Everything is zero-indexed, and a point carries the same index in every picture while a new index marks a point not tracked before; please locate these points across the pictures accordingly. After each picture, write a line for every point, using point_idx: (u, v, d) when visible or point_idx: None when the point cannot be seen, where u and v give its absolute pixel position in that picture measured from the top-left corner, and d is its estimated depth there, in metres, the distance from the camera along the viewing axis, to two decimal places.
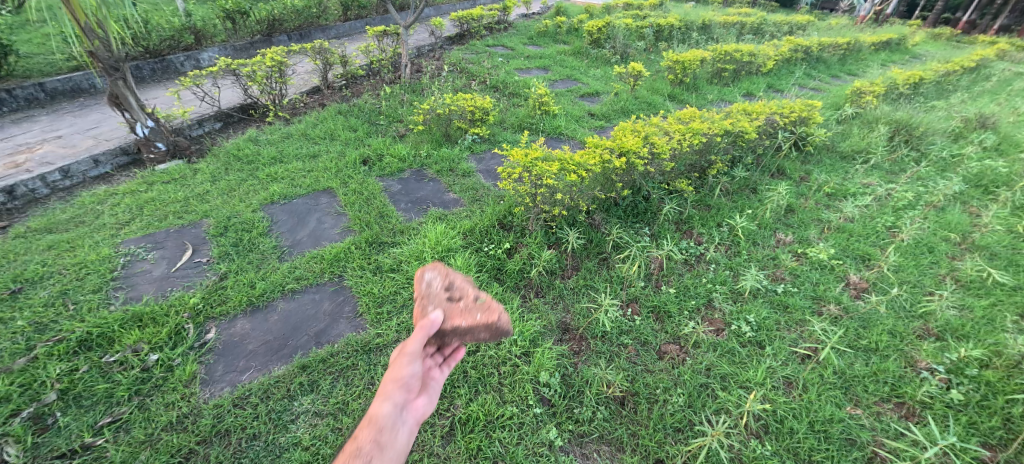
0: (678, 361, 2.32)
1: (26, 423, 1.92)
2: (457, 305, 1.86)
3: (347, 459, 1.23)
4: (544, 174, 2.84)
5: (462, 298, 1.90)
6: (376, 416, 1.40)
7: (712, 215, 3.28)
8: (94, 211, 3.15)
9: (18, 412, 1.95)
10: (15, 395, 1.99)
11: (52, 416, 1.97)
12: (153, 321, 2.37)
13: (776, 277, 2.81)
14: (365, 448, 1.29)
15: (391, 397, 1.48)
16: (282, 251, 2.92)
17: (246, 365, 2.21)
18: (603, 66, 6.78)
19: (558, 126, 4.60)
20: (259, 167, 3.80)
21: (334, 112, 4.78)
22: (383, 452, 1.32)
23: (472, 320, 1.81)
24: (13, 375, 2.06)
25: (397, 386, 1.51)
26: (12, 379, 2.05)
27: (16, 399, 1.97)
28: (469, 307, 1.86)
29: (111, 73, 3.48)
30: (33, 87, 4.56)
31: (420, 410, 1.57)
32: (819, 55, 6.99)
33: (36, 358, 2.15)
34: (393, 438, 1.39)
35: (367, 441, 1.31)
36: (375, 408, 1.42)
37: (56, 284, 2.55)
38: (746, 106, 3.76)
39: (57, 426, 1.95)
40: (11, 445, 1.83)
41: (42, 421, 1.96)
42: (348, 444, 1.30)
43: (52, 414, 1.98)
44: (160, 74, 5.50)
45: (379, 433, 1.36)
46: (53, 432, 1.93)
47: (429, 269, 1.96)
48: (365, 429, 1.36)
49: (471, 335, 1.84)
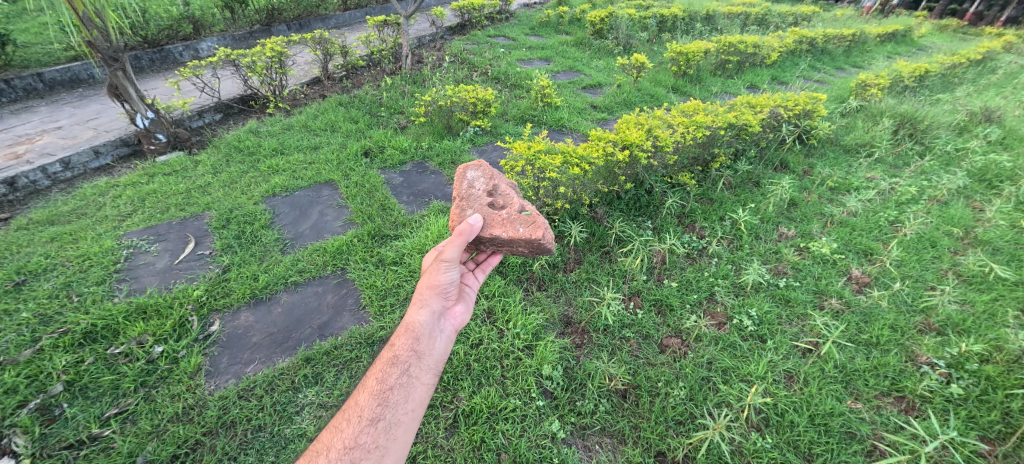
0: (680, 355, 2.33)
1: (33, 414, 1.93)
2: (500, 215, 2.13)
3: (387, 365, 1.58)
4: (547, 167, 2.83)
5: (504, 210, 2.14)
6: (414, 325, 1.71)
7: (715, 209, 3.28)
8: (96, 203, 3.15)
9: (26, 403, 1.97)
10: (21, 387, 2.00)
11: (58, 407, 1.99)
12: (157, 313, 2.38)
13: (778, 271, 2.82)
14: (402, 354, 1.62)
15: (430, 305, 1.79)
16: (285, 243, 2.93)
17: (251, 356, 2.23)
18: (605, 57, 6.73)
19: (560, 118, 4.58)
20: (261, 159, 3.78)
21: (334, 103, 4.75)
22: (420, 359, 1.64)
23: (513, 234, 2.05)
24: (20, 367, 2.08)
25: (434, 295, 1.82)
26: (18, 371, 2.07)
27: (23, 391, 1.99)
28: (511, 219, 2.11)
29: (110, 64, 3.45)
30: (31, 77, 4.53)
31: (457, 316, 1.90)
32: (824, 46, 6.92)
33: (41, 350, 2.16)
34: (429, 344, 1.71)
35: (405, 349, 1.63)
36: (414, 317, 1.73)
37: (60, 276, 2.55)
38: (750, 99, 3.74)
39: (63, 417, 1.96)
40: (18, 436, 1.85)
41: (48, 412, 1.97)
42: (387, 350, 1.63)
43: (58, 405, 1.99)
44: (159, 65, 5.46)
45: (416, 339, 1.68)
46: (60, 423, 1.94)
47: (472, 175, 2.23)
48: (405, 336, 1.68)
49: (509, 245, 2.12)
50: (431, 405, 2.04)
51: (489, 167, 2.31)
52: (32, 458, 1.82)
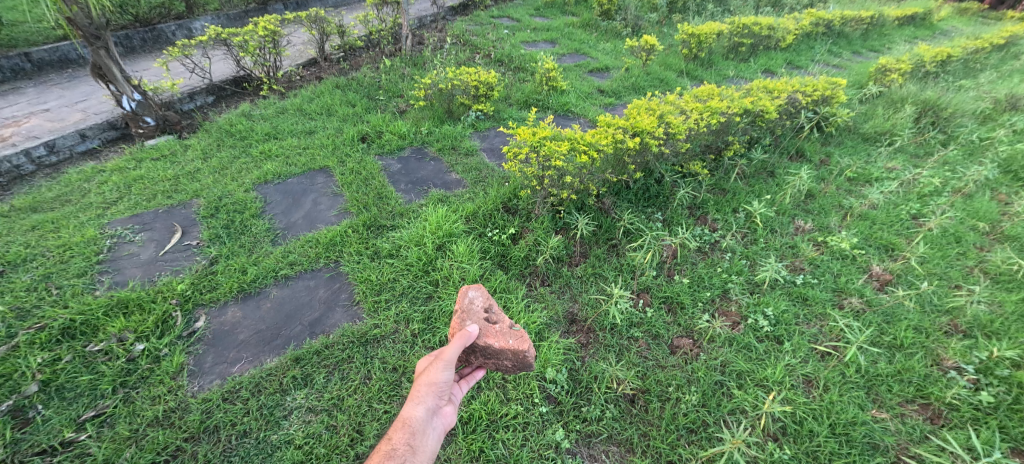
0: (691, 356, 2.20)
1: (5, 417, 1.76)
2: (494, 327, 1.91)
3: (383, 457, 1.41)
4: (552, 154, 2.67)
5: (499, 322, 1.94)
6: (411, 419, 1.56)
7: (728, 200, 3.13)
8: (81, 189, 2.97)
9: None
10: None
11: (33, 409, 1.82)
12: (139, 308, 2.19)
13: (795, 267, 2.67)
14: (399, 448, 1.46)
15: (425, 401, 1.62)
16: (276, 233, 2.76)
17: (237, 355, 2.06)
18: (613, 39, 6.48)
19: (566, 102, 4.38)
20: (253, 144, 3.62)
21: (331, 86, 4.55)
22: (415, 455, 1.47)
23: (504, 344, 1.82)
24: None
25: (430, 392, 1.65)
26: None
27: None
28: (505, 331, 1.90)
29: (91, 42, 3.24)
30: (18, 57, 4.32)
31: (447, 417, 1.71)
32: (841, 29, 6.65)
33: (16, 347, 1.98)
34: (424, 442, 1.54)
35: (401, 443, 1.48)
36: (411, 411, 1.57)
37: (39, 267, 2.35)
38: (767, 84, 3.55)
39: (39, 419, 1.79)
40: None
41: (22, 414, 1.80)
42: (384, 443, 1.47)
43: (33, 407, 1.82)
44: (151, 45, 5.25)
45: (412, 435, 1.52)
46: (35, 427, 1.77)
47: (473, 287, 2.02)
48: (400, 430, 1.52)
49: (496, 359, 1.87)
50: None
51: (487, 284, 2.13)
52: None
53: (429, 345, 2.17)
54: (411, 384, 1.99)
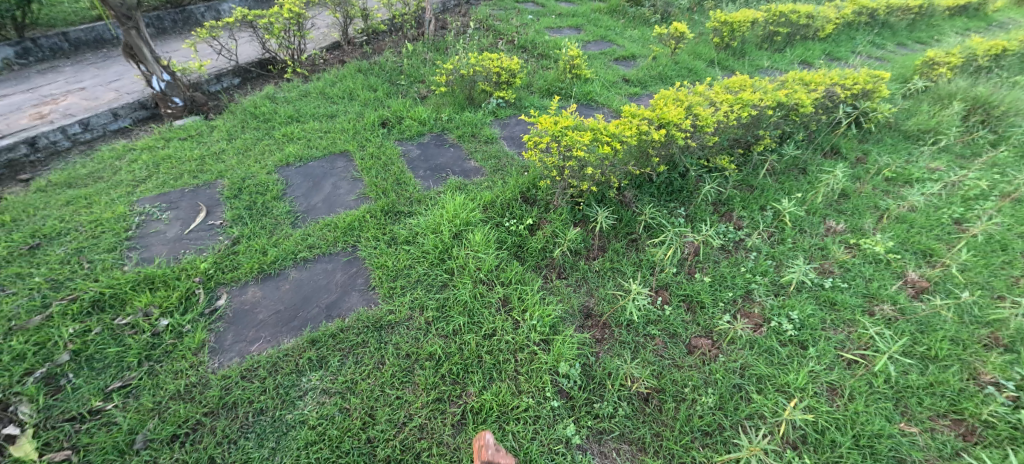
0: (709, 357, 2.14)
1: (38, 383, 1.77)
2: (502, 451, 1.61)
3: None
4: (574, 144, 2.60)
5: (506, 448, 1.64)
6: None
7: (755, 197, 3.02)
8: (113, 167, 3.04)
9: (32, 371, 1.81)
10: (29, 355, 1.85)
11: (65, 377, 1.82)
12: (164, 284, 2.21)
13: (824, 270, 2.57)
14: None
15: None
16: (296, 216, 2.78)
17: (256, 334, 2.06)
18: (641, 26, 6.29)
19: (590, 91, 4.28)
20: (276, 126, 3.66)
21: (353, 69, 4.55)
22: None
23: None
24: (29, 333, 1.93)
25: None
26: (27, 338, 1.91)
27: (29, 359, 1.83)
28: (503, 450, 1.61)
29: (123, 22, 3.28)
30: (57, 36, 4.44)
31: None
32: (885, 19, 6.29)
33: (51, 317, 2.01)
34: None
35: None
36: None
37: (72, 241, 2.41)
38: (803, 76, 3.39)
39: (70, 387, 1.79)
40: (24, 405, 1.70)
41: (54, 381, 1.80)
42: None
43: (64, 375, 1.82)
44: (181, 26, 5.33)
45: None
46: (66, 394, 1.77)
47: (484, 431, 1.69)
48: None
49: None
50: (439, 398, 1.91)
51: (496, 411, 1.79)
52: (35, 429, 1.65)
53: (442, 333, 2.16)
54: (424, 372, 1.98)
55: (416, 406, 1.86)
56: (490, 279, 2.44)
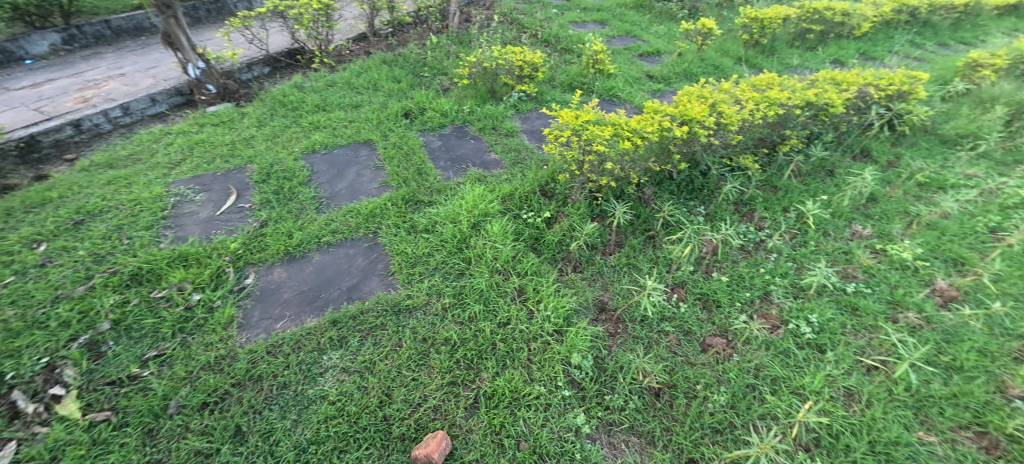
0: (724, 356, 2.15)
1: (82, 349, 1.89)
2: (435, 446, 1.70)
3: None
4: (594, 139, 2.61)
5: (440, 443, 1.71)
6: None
7: (778, 199, 2.99)
8: (150, 150, 3.18)
9: (76, 337, 1.93)
10: (73, 321, 1.97)
11: (105, 344, 1.94)
12: (197, 262, 2.32)
13: (847, 274, 2.54)
14: None
15: None
16: (320, 202, 2.87)
17: (281, 313, 2.15)
18: (667, 22, 6.21)
19: (612, 87, 4.26)
20: (303, 114, 3.76)
21: (378, 61, 4.63)
22: None
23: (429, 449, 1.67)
24: (73, 302, 2.05)
25: None
26: (71, 306, 2.04)
27: (74, 325, 1.95)
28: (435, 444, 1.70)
29: (162, 10, 3.42)
30: (100, 24, 4.63)
31: None
32: (927, 18, 6.06)
33: (93, 288, 2.13)
34: None
35: None
36: None
37: (113, 218, 2.54)
38: (835, 75, 3.32)
39: (110, 353, 1.91)
40: (69, 368, 1.82)
41: (96, 348, 1.92)
42: None
43: (105, 342, 1.94)
44: (215, 16, 5.49)
45: None
46: (107, 359, 1.89)
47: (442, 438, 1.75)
48: None
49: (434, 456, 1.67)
50: (453, 381, 1.96)
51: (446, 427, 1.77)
52: (79, 390, 1.77)
53: (458, 320, 2.21)
54: (439, 356, 2.04)
55: (431, 388, 1.92)
56: (506, 269, 2.48)
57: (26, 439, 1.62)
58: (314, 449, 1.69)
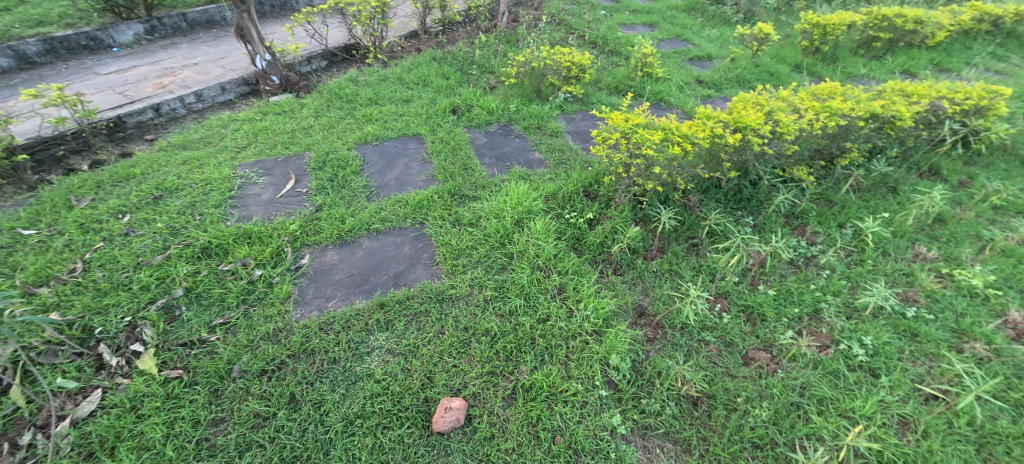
0: (767, 371, 2.10)
1: (159, 311, 2.07)
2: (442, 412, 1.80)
3: None
4: (644, 142, 2.60)
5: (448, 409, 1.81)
6: None
7: (833, 214, 2.89)
8: (219, 134, 3.40)
9: (154, 300, 2.11)
10: (153, 286, 2.15)
11: (179, 308, 2.11)
12: (259, 240, 2.47)
13: (907, 298, 2.42)
14: None
15: None
16: (371, 191, 2.99)
17: (333, 292, 2.26)
18: (720, 26, 6.06)
19: (661, 91, 4.21)
20: (357, 107, 3.92)
21: (428, 58, 4.76)
22: None
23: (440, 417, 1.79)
24: (152, 269, 2.24)
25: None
26: (150, 272, 2.23)
27: (153, 290, 2.14)
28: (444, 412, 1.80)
29: (237, 5, 3.64)
30: (178, 16, 4.98)
31: None
32: (1011, 28, 5.63)
33: (169, 257, 2.32)
34: None
35: None
36: None
37: (187, 195, 2.74)
38: (905, 86, 3.17)
39: (182, 317, 2.07)
40: (148, 328, 1.99)
41: (171, 311, 2.10)
42: None
43: (179, 307, 2.11)
44: (278, 11, 5.78)
45: None
46: (179, 322, 2.05)
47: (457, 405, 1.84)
48: None
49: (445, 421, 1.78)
50: (492, 371, 2.01)
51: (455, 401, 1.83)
52: (156, 348, 1.94)
53: (499, 313, 2.26)
54: (480, 345, 2.09)
55: (471, 375, 1.97)
56: (548, 267, 2.51)
57: (110, 388, 1.79)
58: (359, 423, 1.77)
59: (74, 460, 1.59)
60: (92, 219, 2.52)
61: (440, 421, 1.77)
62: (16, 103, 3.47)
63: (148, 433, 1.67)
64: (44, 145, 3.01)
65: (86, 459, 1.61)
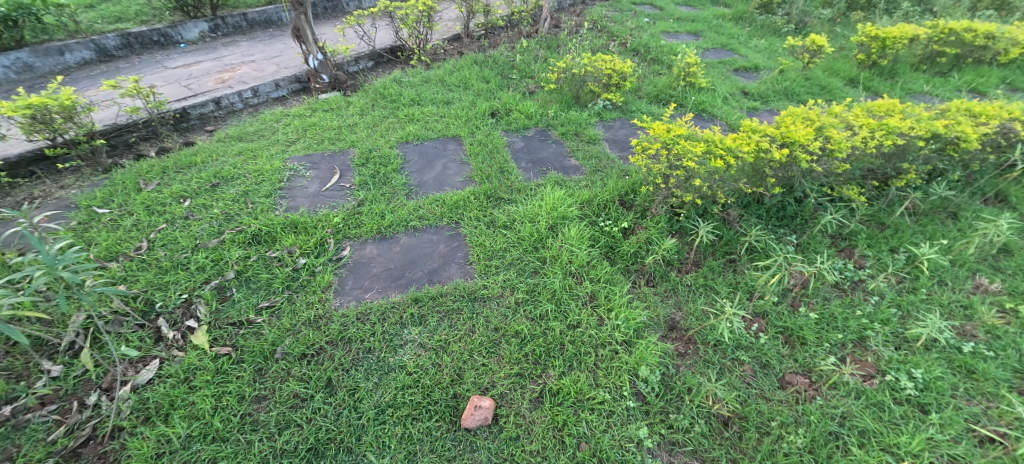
0: (805, 396, 2.03)
1: (212, 291, 2.20)
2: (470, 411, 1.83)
3: None
4: (685, 154, 2.57)
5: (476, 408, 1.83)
6: None
7: (885, 237, 2.78)
8: (272, 128, 3.58)
9: (209, 281, 2.25)
10: (208, 268, 2.30)
11: (230, 290, 2.24)
12: (304, 230, 2.59)
13: (963, 332, 2.29)
14: None
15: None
16: (411, 189, 3.07)
17: (371, 285, 2.35)
18: (769, 36, 5.89)
19: (704, 102, 4.14)
20: (400, 107, 4.04)
21: (470, 61, 4.85)
22: None
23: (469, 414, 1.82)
24: (208, 251, 2.39)
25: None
26: (206, 254, 2.38)
27: (208, 271, 2.28)
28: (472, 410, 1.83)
29: (296, 7, 3.82)
30: (239, 16, 5.28)
31: None
32: None
33: (223, 242, 2.47)
34: None
35: None
36: None
37: (241, 184, 2.91)
38: (971, 106, 3.00)
39: (232, 298, 2.20)
40: (202, 306, 2.12)
41: (223, 292, 2.23)
42: None
43: (230, 288, 2.24)
44: (330, 13, 6.03)
45: None
46: (230, 303, 2.18)
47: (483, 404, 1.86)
48: None
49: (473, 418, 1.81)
50: (520, 373, 2.03)
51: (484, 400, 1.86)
52: (208, 326, 2.06)
53: (530, 316, 2.28)
54: (509, 347, 2.12)
55: (499, 375, 2.00)
56: (580, 273, 2.51)
57: (166, 359, 1.93)
58: (391, 412, 1.83)
59: (133, 423, 1.73)
60: (157, 202, 2.71)
61: (469, 418, 1.81)
62: (95, 92, 3.78)
63: (198, 404, 1.79)
64: (118, 131, 3.28)
65: (143, 423, 1.74)
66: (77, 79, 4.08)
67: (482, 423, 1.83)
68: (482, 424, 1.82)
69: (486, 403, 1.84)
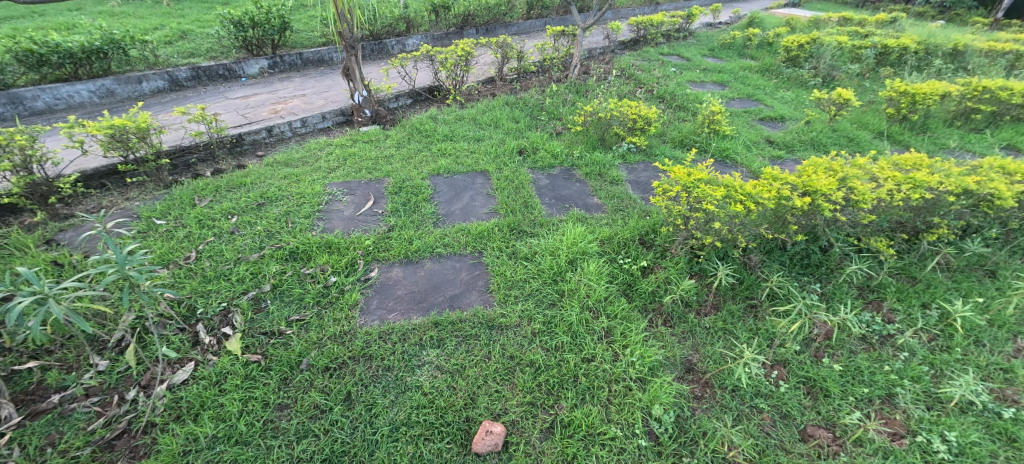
0: (827, 452, 1.97)
1: (248, 302, 2.36)
2: (480, 437, 1.85)
3: None
4: (705, 197, 2.63)
5: (485, 433, 1.86)
6: None
7: (915, 292, 2.72)
8: (315, 156, 3.85)
9: (246, 292, 2.41)
10: (246, 280, 2.46)
11: (264, 301, 2.39)
12: (337, 250, 2.75)
13: (1003, 396, 2.18)
14: None
15: None
16: (438, 217, 3.22)
17: (394, 306, 2.45)
18: (796, 88, 5.99)
19: (728, 148, 4.22)
20: (434, 141, 4.27)
21: (502, 102, 5.12)
22: None
23: (479, 439, 1.85)
24: (249, 265, 2.57)
25: None
26: (246, 268, 2.55)
27: (246, 283, 2.44)
28: (482, 436, 1.85)
29: (349, 50, 4.18)
30: (295, 55, 5.76)
31: None
32: None
33: (263, 256, 2.65)
34: None
35: None
36: None
37: (284, 205, 3.12)
38: (1005, 164, 2.96)
39: (266, 310, 2.34)
40: (237, 316, 2.27)
41: (258, 303, 2.38)
42: None
43: (264, 300, 2.39)
44: (376, 54, 6.52)
45: None
46: (263, 314, 2.32)
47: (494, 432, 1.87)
48: None
49: (484, 443, 1.84)
50: (533, 403, 2.06)
51: (496, 427, 1.88)
52: (242, 334, 2.20)
53: (545, 346, 2.32)
54: (523, 375, 2.16)
55: (511, 402, 2.04)
56: (597, 308, 2.54)
57: (200, 363, 2.06)
58: (403, 430, 1.88)
59: (165, 420, 1.84)
60: (208, 217, 2.94)
61: (479, 443, 1.84)
62: (166, 117, 4.19)
63: (226, 407, 1.89)
64: (181, 152, 3.61)
65: (174, 421, 1.85)
66: (150, 105, 4.52)
67: (492, 448, 1.85)
68: (491, 448, 1.85)
69: (496, 430, 1.87)
